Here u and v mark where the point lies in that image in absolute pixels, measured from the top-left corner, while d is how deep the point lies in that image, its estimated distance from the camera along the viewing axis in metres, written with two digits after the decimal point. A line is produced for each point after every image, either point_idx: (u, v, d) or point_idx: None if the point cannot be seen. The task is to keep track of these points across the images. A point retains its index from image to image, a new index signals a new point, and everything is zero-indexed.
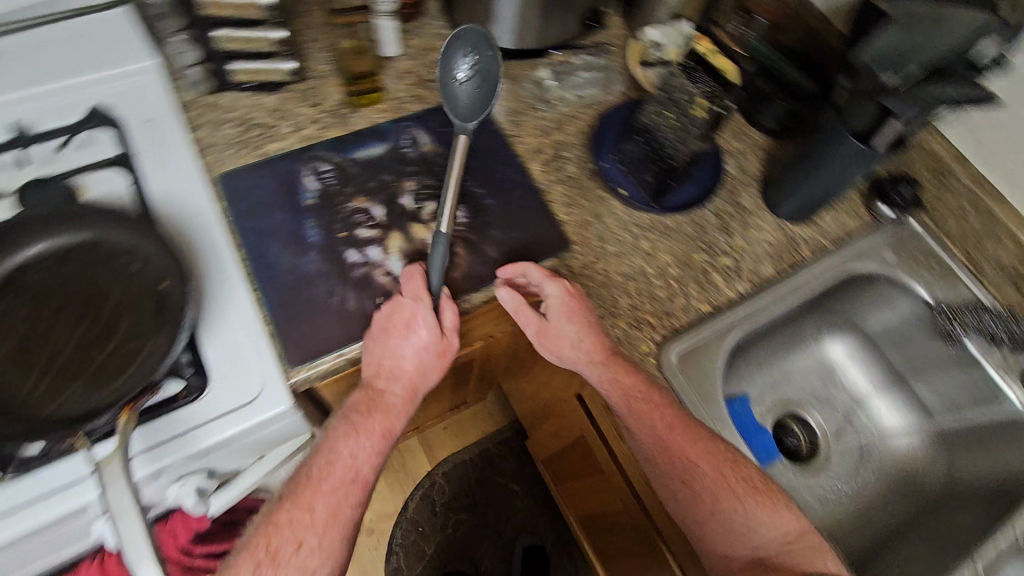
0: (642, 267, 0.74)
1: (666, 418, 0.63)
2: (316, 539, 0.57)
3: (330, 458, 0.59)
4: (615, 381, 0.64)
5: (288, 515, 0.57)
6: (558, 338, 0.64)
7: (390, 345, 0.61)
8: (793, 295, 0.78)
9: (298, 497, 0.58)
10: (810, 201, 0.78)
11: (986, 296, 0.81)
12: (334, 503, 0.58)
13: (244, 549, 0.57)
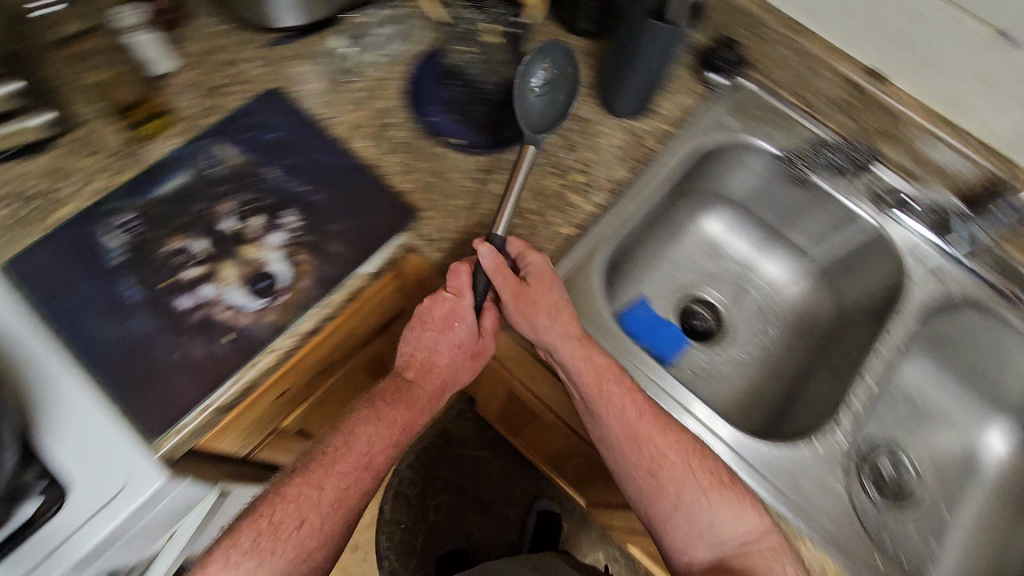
0: (498, 210, 0.72)
1: (595, 363, 0.63)
2: (313, 525, 0.62)
3: (346, 440, 0.64)
4: (593, 361, 0.63)
5: (295, 491, 0.62)
6: (535, 309, 0.63)
7: (431, 341, 0.66)
8: (654, 189, 0.77)
9: (310, 476, 0.63)
10: (640, 92, 0.77)
11: (828, 131, 0.83)
12: (343, 484, 0.63)
13: (247, 519, 0.62)
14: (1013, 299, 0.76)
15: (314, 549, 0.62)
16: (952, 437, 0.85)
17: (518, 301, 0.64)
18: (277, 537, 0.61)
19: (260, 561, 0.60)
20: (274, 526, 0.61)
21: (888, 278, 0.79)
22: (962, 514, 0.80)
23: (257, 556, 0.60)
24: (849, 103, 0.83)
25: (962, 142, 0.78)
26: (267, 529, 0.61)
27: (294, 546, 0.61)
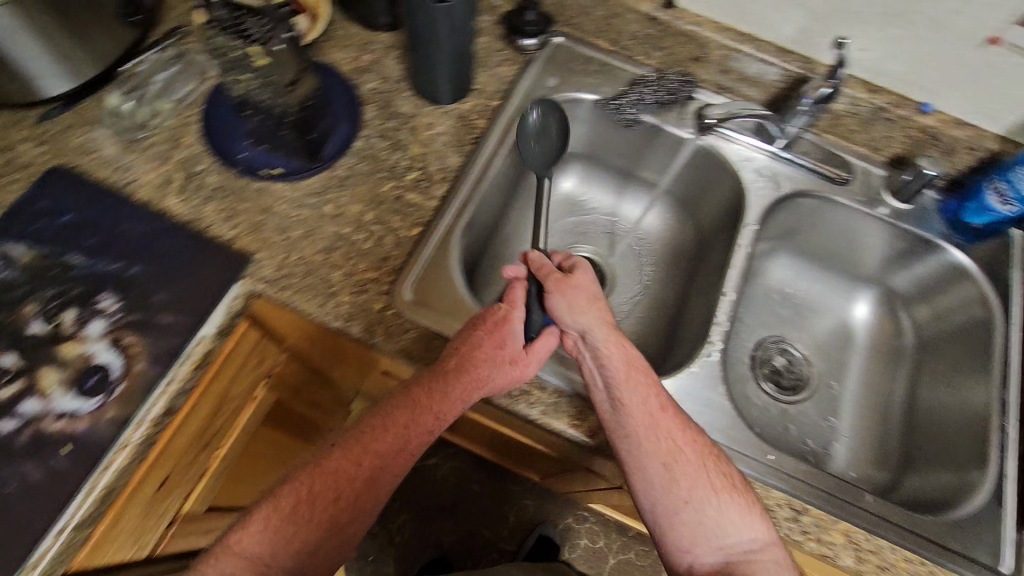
0: (337, 231, 0.70)
1: (627, 351, 0.62)
2: (339, 512, 0.57)
3: (378, 423, 0.60)
4: (626, 350, 0.62)
5: (342, 453, 0.59)
6: (580, 300, 0.63)
7: (477, 339, 0.60)
8: (490, 167, 0.76)
9: (352, 447, 0.59)
10: (450, 73, 0.75)
11: (645, 68, 0.85)
12: (378, 465, 0.59)
13: (289, 482, 0.59)
14: (839, 179, 0.81)
15: (344, 530, 0.58)
16: (827, 319, 0.92)
17: (557, 288, 0.64)
18: (297, 520, 0.56)
19: (291, 523, 0.56)
20: (321, 487, 0.58)
21: (730, 192, 0.83)
22: (849, 384, 0.87)
23: (292, 520, 0.56)
24: (658, 37, 0.83)
25: (765, 55, 0.79)
26: (292, 508, 0.57)
27: (321, 522, 0.57)
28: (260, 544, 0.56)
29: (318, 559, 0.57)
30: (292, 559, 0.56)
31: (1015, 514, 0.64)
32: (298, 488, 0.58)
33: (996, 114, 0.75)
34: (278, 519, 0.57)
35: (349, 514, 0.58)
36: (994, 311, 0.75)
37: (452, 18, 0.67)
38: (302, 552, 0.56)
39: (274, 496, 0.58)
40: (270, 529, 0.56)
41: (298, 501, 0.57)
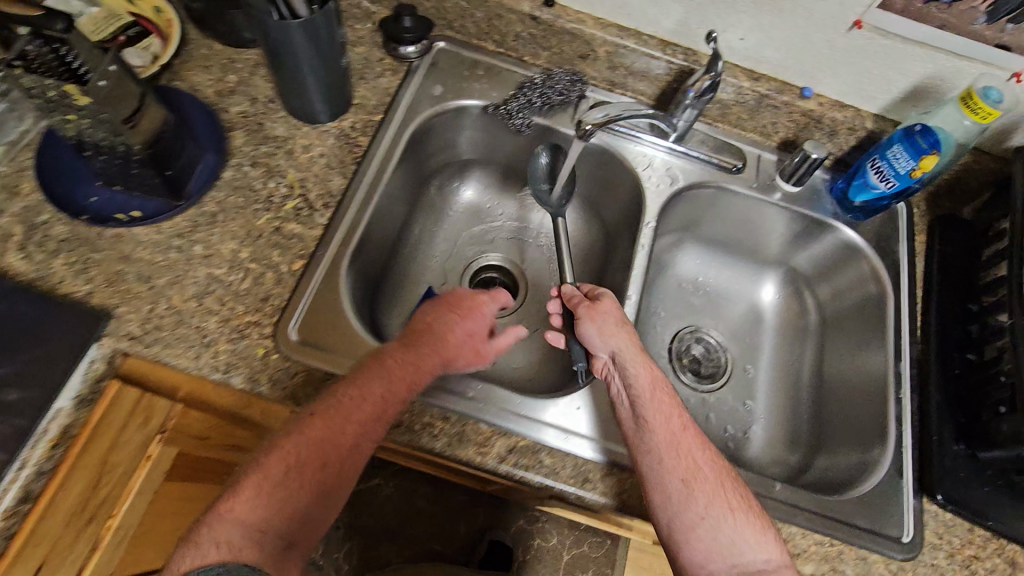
0: (210, 273, 0.64)
1: (654, 373, 0.63)
2: (326, 481, 0.55)
3: (356, 393, 0.56)
4: (654, 372, 0.63)
5: (324, 419, 0.55)
6: (610, 319, 0.66)
7: (448, 319, 0.64)
8: (377, 187, 0.73)
9: (336, 412, 0.55)
10: (321, 91, 0.70)
11: (535, 69, 0.84)
12: (361, 431, 0.56)
13: (270, 452, 0.54)
14: (732, 168, 0.82)
15: (331, 497, 0.55)
16: (739, 303, 0.93)
17: (588, 315, 0.67)
18: (286, 491, 0.53)
19: (282, 498, 0.52)
20: (310, 453, 0.54)
21: (628, 189, 0.82)
22: (764, 364, 0.89)
23: (282, 491, 0.53)
24: (543, 36, 0.80)
25: (649, 48, 0.78)
26: (282, 475, 0.53)
27: (310, 489, 0.54)
28: (251, 517, 0.51)
29: (309, 530, 0.54)
30: (285, 530, 0.52)
31: (913, 483, 0.67)
32: (284, 456, 0.53)
33: (871, 94, 0.76)
34: (267, 488, 0.52)
35: (337, 480, 0.55)
36: (884, 285, 0.78)
37: (310, 33, 0.62)
38: (294, 523, 0.53)
39: (259, 466, 0.53)
40: (262, 498, 0.52)
41: (289, 466, 0.53)
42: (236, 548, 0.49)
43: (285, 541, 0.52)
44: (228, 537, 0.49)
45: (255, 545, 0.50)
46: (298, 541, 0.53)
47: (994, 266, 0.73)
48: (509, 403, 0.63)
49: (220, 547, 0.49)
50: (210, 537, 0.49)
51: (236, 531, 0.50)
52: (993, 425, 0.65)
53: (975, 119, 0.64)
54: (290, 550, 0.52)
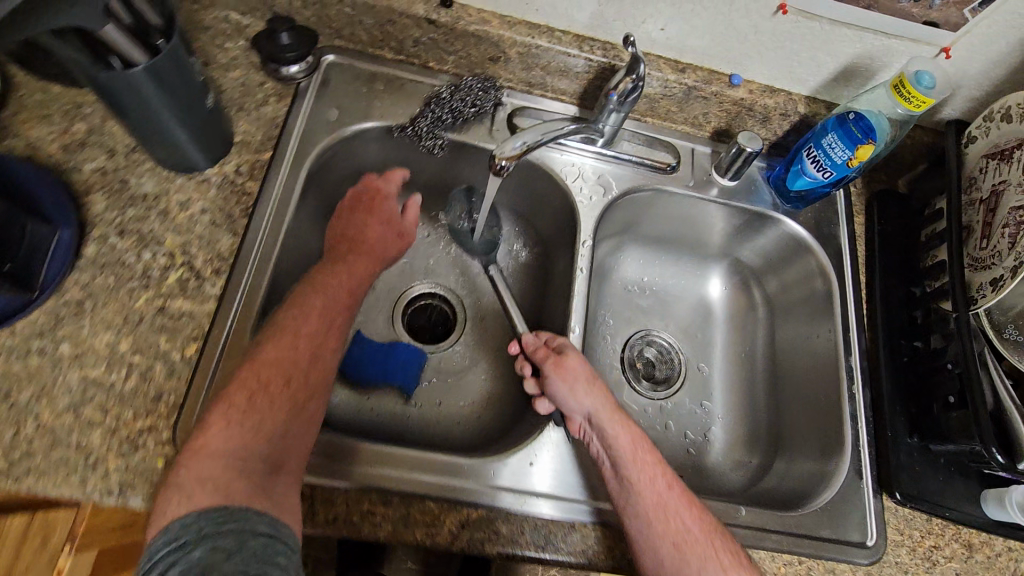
0: (86, 376, 0.54)
1: (633, 430, 0.60)
2: (296, 396, 0.54)
3: (297, 314, 0.58)
4: (632, 429, 0.59)
5: (277, 341, 0.55)
6: (576, 374, 0.61)
7: (360, 223, 0.67)
8: (276, 240, 0.63)
9: (283, 332, 0.56)
10: (189, 138, 0.59)
11: (442, 77, 0.74)
12: (314, 342, 0.57)
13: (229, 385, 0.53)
14: (667, 168, 0.76)
15: (307, 410, 0.54)
16: (686, 299, 0.90)
17: (557, 373, 0.62)
18: (257, 411, 0.52)
19: (259, 416, 0.52)
20: (274, 371, 0.54)
21: (559, 202, 0.75)
22: (716, 360, 0.87)
23: (256, 411, 0.52)
24: (445, 41, 0.70)
25: (563, 46, 0.69)
26: (248, 400, 0.52)
27: (282, 405, 0.53)
28: (229, 445, 0.49)
29: (295, 448, 0.52)
30: (269, 451, 0.50)
31: (873, 483, 0.68)
32: (247, 379, 0.53)
33: (801, 77, 0.71)
34: (237, 414, 0.51)
35: (309, 389, 0.55)
36: (831, 283, 0.76)
37: (157, 79, 0.51)
38: (276, 443, 0.51)
39: (223, 398, 0.51)
40: (234, 425, 0.50)
41: (255, 389, 0.52)
42: (222, 482, 0.47)
43: (272, 463, 0.50)
44: (213, 470, 0.47)
45: (240, 471, 0.48)
46: (286, 462, 0.51)
47: (934, 249, 0.72)
48: (458, 471, 0.58)
49: (209, 484, 0.46)
50: (194, 473, 0.47)
51: (223, 461, 0.48)
52: (943, 418, 0.65)
53: (908, 107, 0.60)
54: (280, 471, 0.50)
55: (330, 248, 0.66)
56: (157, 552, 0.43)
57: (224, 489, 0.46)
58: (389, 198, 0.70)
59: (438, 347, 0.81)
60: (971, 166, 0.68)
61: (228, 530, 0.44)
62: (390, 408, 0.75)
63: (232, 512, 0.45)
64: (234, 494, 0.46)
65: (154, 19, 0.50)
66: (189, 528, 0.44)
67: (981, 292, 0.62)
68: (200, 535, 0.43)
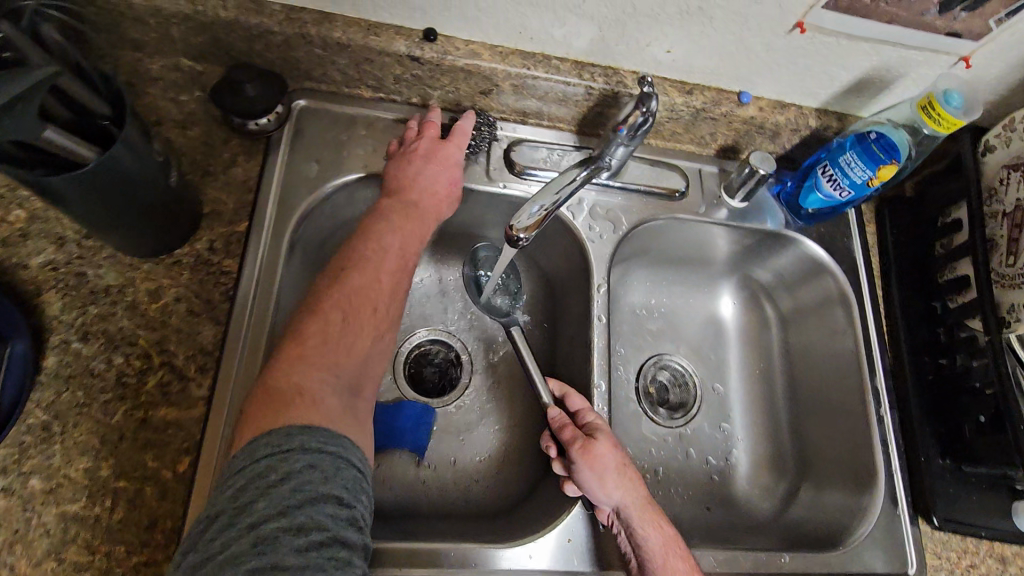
0: (64, 513, 0.47)
1: (664, 530, 0.55)
2: (379, 327, 0.53)
3: (377, 245, 0.55)
4: (664, 529, 0.55)
5: (362, 269, 0.54)
6: (603, 465, 0.57)
7: (420, 169, 0.61)
8: (265, 324, 0.56)
9: (365, 261, 0.54)
10: (154, 221, 0.52)
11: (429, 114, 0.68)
12: (396, 281, 0.55)
13: (321, 302, 0.51)
14: (675, 195, 0.73)
15: (384, 342, 0.53)
16: (695, 316, 0.84)
17: (585, 461, 0.57)
18: (344, 338, 0.50)
19: (349, 340, 0.50)
20: (361, 299, 0.52)
21: (567, 239, 0.71)
22: (733, 379, 0.82)
23: (348, 335, 0.50)
24: (430, 76, 0.63)
25: (561, 75, 0.63)
26: (341, 322, 0.50)
27: (367, 334, 0.52)
28: (320, 360, 0.48)
29: (370, 374, 0.51)
30: (352, 376, 0.49)
31: (909, 510, 0.67)
32: (338, 300, 0.51)
33: (812, 90, 0.67)
34: (327, 337, 0.49)
35: (390, 323, 0.54)
36: (852, 310, 0.74)
37: (107, 171, 0.44)
38: (358, 365, 0.50)
39: (317, 313, 0.50)
40: (326, 346, 0.49)
41: (346, 313, 0.51)
42: (314, 394, 0.45)
43: (352, 386, 0.49)
44: (309, 380, 0.46)
45: (330, 390, 0.47)
46: (363, 386, 0.50)
47: (953, 263, 0.69)
48: (491, 562, 0.55)
49: (306, 397, 0.45)
50: (292, 381, 0.46)
51: (318, 375, 0.47)
52: (977, 442, 0.64)
53: (937, 128, 0.59)
54: (358, 394, 0.49)
55: (389, 187, 0.61)
56: (254, 452, 0.41)
57: (316, 404, 0.45)
58: (456, 158, 0.63)
59: (446, 399, 0.73)
60: (990, 175, 0.67)
61: (324, 451, 0.42)
62: (402, 478, 0.68)
63: (327, 434, 0.43)
64: (326, 416, 0.44)
65: (97, 106, 0.44)
66: (292, 438, 0.42)
67: (1015, 314, 0.62)
68: (299, 449, 0.41)
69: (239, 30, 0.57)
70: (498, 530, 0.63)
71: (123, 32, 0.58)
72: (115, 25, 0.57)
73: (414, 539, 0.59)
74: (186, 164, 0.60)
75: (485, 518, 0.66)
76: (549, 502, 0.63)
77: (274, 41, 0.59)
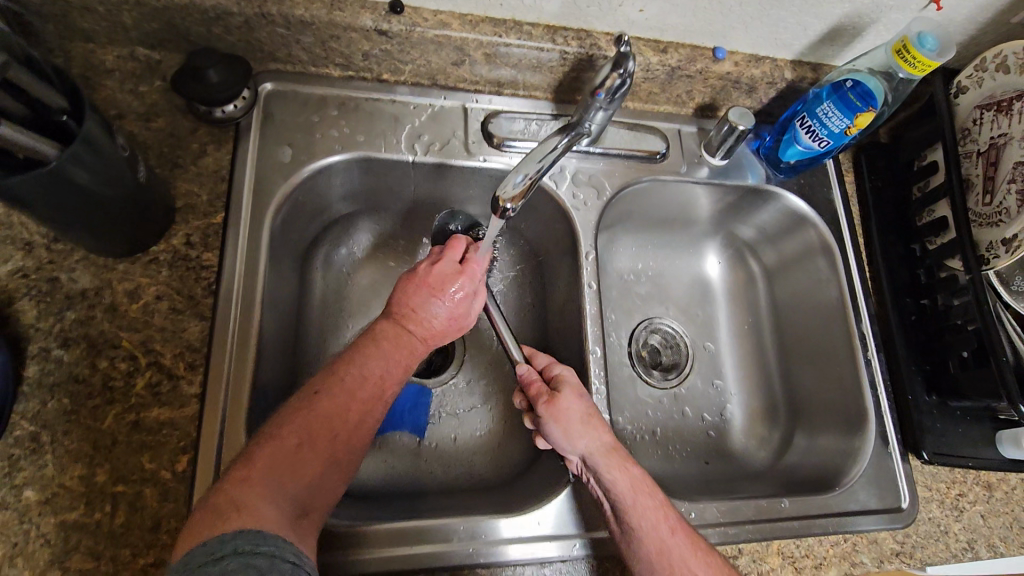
0: (63, 521, 0.46)
1: (632, 472, 0.55)
2: (337, 454, 0.47)
3: (357, 372, 0.50)
4: (630, 470, 0.55)
5: (332, 394, 0.48)
6: (567, 415, 0.57)
7: (421, 297, 0.56)
8: (252, 315, 0.55)
9: (341, 381, 0.49)
10: (127, 219, 0.50)
11: (401, 89, 0.66)
12: (368, 410, 0.49)
13: (287, 421, 0.46)
14: (655, 156, 0.72)
15: (341, 470, 0.47)
16: (682, 278, 0.84)
17: (550, 414, 0.58)
18: (300, 461, 0.44)
19: (298, 470, 0.44)
20: (323, 424, 0.46)
21: (551, 206, 0.71)
22: (722, 336, 0.83)
23: (305, 455, 0.45)
24: (400, 50, 0.62)
25: (534, 41, 0.62)
26: (296, 447, 0.45)
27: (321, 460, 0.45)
28: (270, 476, 0.43)
29: (325, 493, 0.46)
30: (297, 499, 0.43)
31: (899, 447, 0.69)
32: (299, 424, 0.46)
33: (786, 42, 0.67)
34: (278, 458, 0.44)
35: (350, 450, 0.48)
36: (834, 257, 0.75)
37: (70, 168, 0.42)
38: (307, 488, 0.44)
39: (274, 435, 0.45)
40: (273, 470, 0.43)
41: (305, 437, 0.45)
42: (256, 507, 0.41)
43: (300, 508, 0.43)
44: (254, 498, 0.41)
45: (273, 503, 0.42)
46: (312, 507, 0.45)
47: (931, 205, 0.70)
48: (498, 533, 0.55)
49: (247, 509, 0.40)
50: (234, 496, 0.41)
51: (260, 489, 0.42)
52: (960, 376, 0.65)
53: (912, 71, 0.60)
54: (303, 519, 0.43)
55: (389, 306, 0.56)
56: (189, 561, 0.36)
57: (255, 510, 0.40)
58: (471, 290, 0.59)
59: (441, 378, 0.73)
60: (963, 116, 0.68)
61: (259, 554, 0.37)
62: (404, 459, 0.68)
63: (262, 534, 0.39)
64: (266, 519, 0.40)
65: (52, 99, 0.42)
66: (224, 543, 0.37)
67: (993, 251, 0.62)
68: (234, 553, 0.36)
69: (195, 12, 0.55)
70: (502, 501, 0.63)
71: (71, 21, 0.55)
72: (61, 14, 0.54)
73: (421, 517, 0.58)
74: (153, 157, 0.57)
75: (489, 489, 0.66)
76: (552, 468, 0.64)
77: (233, 23, 0.56)
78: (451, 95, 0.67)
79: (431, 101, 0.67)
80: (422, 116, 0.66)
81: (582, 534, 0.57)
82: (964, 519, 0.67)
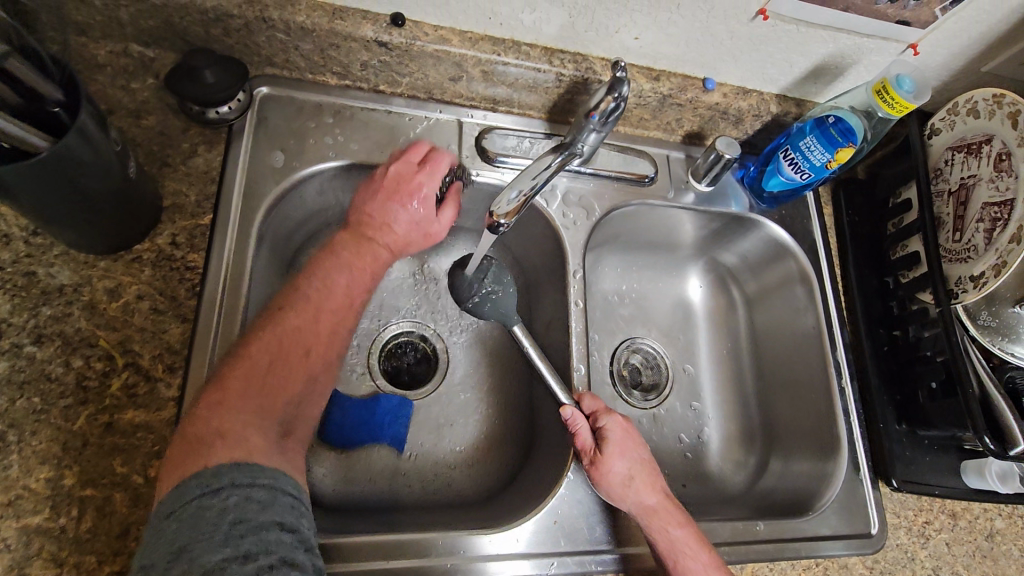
0: (24, 526, 0.44)
1: (674, 535, 0.55)
2: (311, 369, 0.49)
3: (324, 282, 0.52)
4: (671, 533, 0.55)
5: (299, 309, 0.50)
6: (609, 482, 0.57)
7: (387, 204, 0.56)
8: (236, 319, 0.54)
9: (301, 303, 0.50)
10: (116, 217, 0.50)
11: (397, 101, 0.67)
12: (336, 320, 0.51)
13: (252, 341, 0.47)
14: (644, 180, 0.74)
15: (316, 386, 0.50)
16: (665, 301, 0.86)
17: (592, 475, 0.58)
18: (272, 386, 0.46)
19: (274, 394, 0.46)
20: (293, 342, 0.48)
21: (542, 226, 0.72)
22: (702, 359, 0.84)
23: (270, 383, 0.46)
24: (398, 63, 0.62)
25: (531, 61, 0.63)
26: (265, 370, 0.46)
27: (295, 377, 0.48)
28: (249, 404, 0.44)
29: (304, 412, 0.49)
30: (279, 415, 0.46)
31: (870, 474, 0.71)
32: (268, 341, 0.47)
33: (773, 77, 0.69)
34: (253, 381, 0.45)
35: (324, 367, 0.50)
36: (812, 287, 0.77)
37: (59, 163, 0.42)
38: (288, 407, 0.47)
39: (242, 355, 0.46)
40: (242, 403, 0.44)
41: (273, 356, 0.47)
42: (242, 437, 0.43)
43: (283, 431, 0.46)
44: (237, 438, 0.42)
45: (256, 433, 0.44)
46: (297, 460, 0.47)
47: (904, 240, 0.73)
48: (479, 549, 0.55)
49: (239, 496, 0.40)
50: None
51: (241, 423, 0.43)
52: (929, 407, 0.68)
53: (890, 111, 0.63)
54: (287, 439, 0.46)
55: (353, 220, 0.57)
56: (177, 542, 0.36)
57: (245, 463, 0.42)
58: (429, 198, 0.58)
59: (424, 391, 0.72)
60: (935, 157, 0.72)
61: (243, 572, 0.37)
62: (382, 470, 0.67)
63: (256, 468, 0.41)
64: None
65: (47, 90, 0.42)
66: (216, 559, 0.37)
67: (962, 287, 0.65)
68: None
69: (194, 13, 0.55)
70: (488, 515, 0.63)
71: (65, 14, 0.54)
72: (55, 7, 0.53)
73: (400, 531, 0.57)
74: (143, 155, 0.57)
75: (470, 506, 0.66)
76: (537, 482, 0.64)
77: (232, 25, 0.56)
78: (447, 109, 0.68)
79: (426, 113, 0.67)
80: (418, 128, 0.67)
81: (558, 552, 0.57)
82: (930, 546, 0.68)
